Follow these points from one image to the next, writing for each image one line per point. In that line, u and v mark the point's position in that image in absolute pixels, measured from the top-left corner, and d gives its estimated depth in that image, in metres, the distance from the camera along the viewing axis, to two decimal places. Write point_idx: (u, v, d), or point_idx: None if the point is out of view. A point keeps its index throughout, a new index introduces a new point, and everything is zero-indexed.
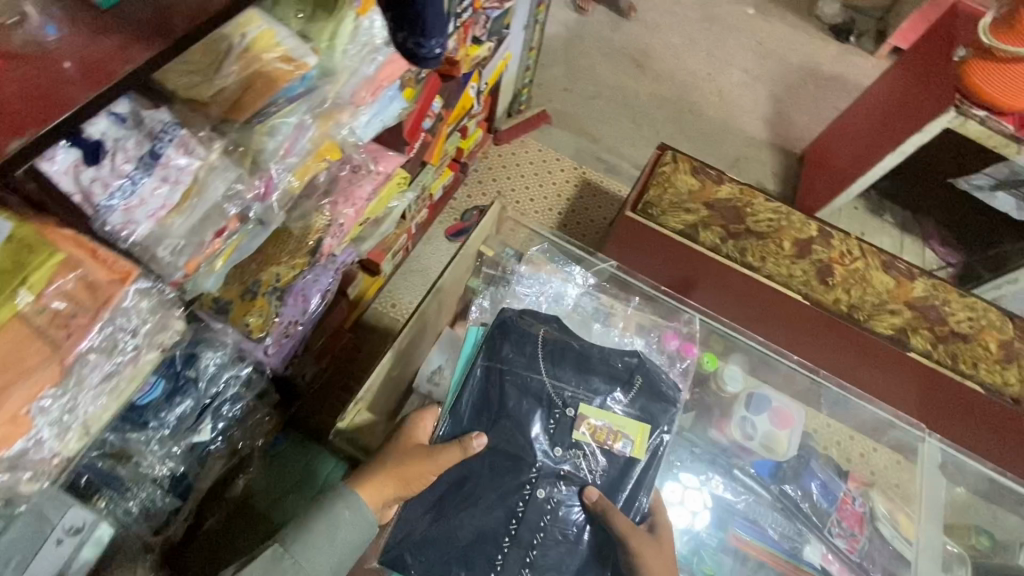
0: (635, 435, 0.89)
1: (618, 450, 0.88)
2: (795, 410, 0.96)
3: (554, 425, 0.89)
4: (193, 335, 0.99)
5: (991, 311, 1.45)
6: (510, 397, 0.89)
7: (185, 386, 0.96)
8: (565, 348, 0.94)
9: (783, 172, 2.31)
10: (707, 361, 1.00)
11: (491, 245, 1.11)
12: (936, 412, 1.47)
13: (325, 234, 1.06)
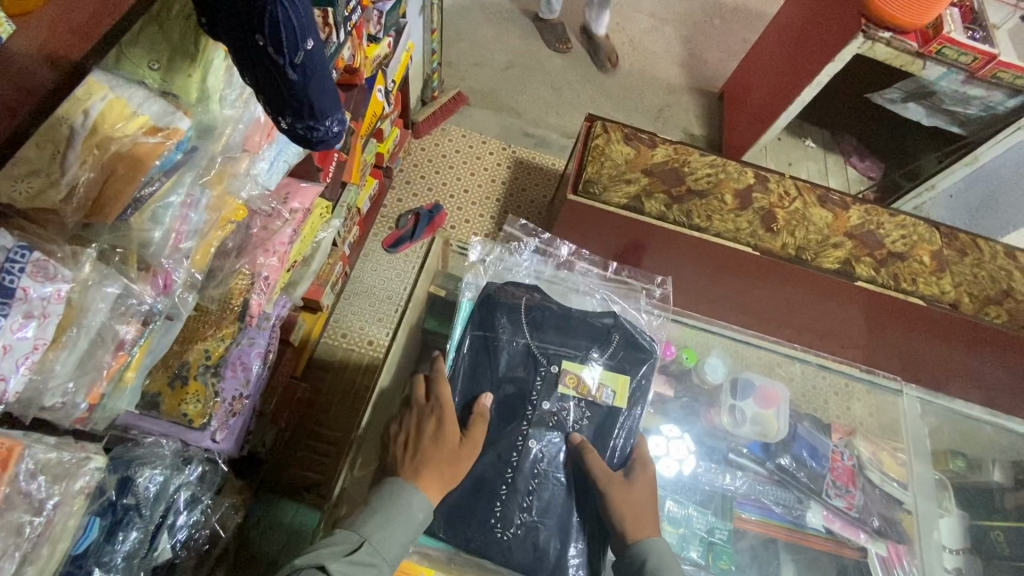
0: (619, 387, 0.86)
1: (604, 400, 0.85)
2: (774, 385, 0.96)
3: (539, 383, 0.85)
4: (119, 457, 0.85)
5: (919, 226, 1.53)
6: (493, 361, 0.85)
7: (127, 517, 0.81)
8: (545, 309, 0.90)
9: (706, 114, 2.31)
10: (686, 358, 0.97)
11: (442, 283, 1.00)
12: (885, 327, 1.55)
13: (250, 292, 0.94)
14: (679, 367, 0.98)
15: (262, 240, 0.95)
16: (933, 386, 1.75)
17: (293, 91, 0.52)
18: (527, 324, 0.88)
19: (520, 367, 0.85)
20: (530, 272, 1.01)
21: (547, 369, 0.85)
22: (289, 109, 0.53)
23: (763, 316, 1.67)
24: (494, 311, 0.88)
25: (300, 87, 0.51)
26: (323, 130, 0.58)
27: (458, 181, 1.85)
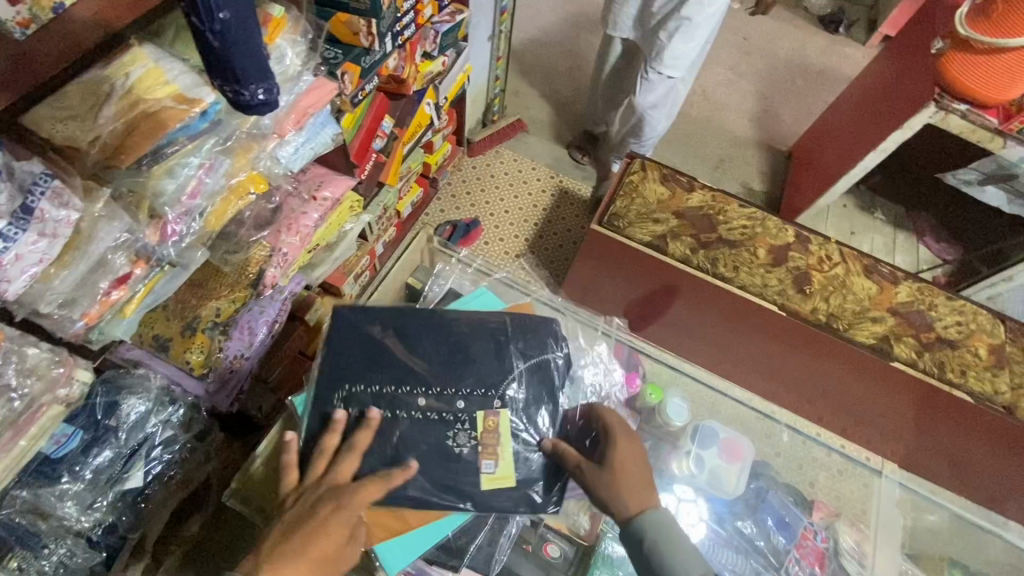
0: (508, 464, 0.76)
1: (492, 454, 0.76)
2: (739, 439, 0.90)
3: (473, 394, 0.78)
4: (114, 384, 0.97)
5: (980, 315, 1.38)
6: (466, 345, 0.81)
7: (104, 436, 0.92)
8: (551, 370, 0.82)
9: (771, 172, 2.24)
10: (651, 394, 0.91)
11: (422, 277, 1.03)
12: (931, 419, 1.39)
13: (266, 264, 1.02)
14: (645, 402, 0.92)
15: (289, 219, 1.04)
16: (986, 500, 1.54)
17: (215, 57, 0.54)
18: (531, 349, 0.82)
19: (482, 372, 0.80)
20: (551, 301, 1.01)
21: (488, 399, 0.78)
22: (215, 74, 0.56)
23: (791, 384, 1.57)
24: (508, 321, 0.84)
25: (223, 54, 0.54)
26: (252, 98, 0.59)
27: (501, 201, 1.91)
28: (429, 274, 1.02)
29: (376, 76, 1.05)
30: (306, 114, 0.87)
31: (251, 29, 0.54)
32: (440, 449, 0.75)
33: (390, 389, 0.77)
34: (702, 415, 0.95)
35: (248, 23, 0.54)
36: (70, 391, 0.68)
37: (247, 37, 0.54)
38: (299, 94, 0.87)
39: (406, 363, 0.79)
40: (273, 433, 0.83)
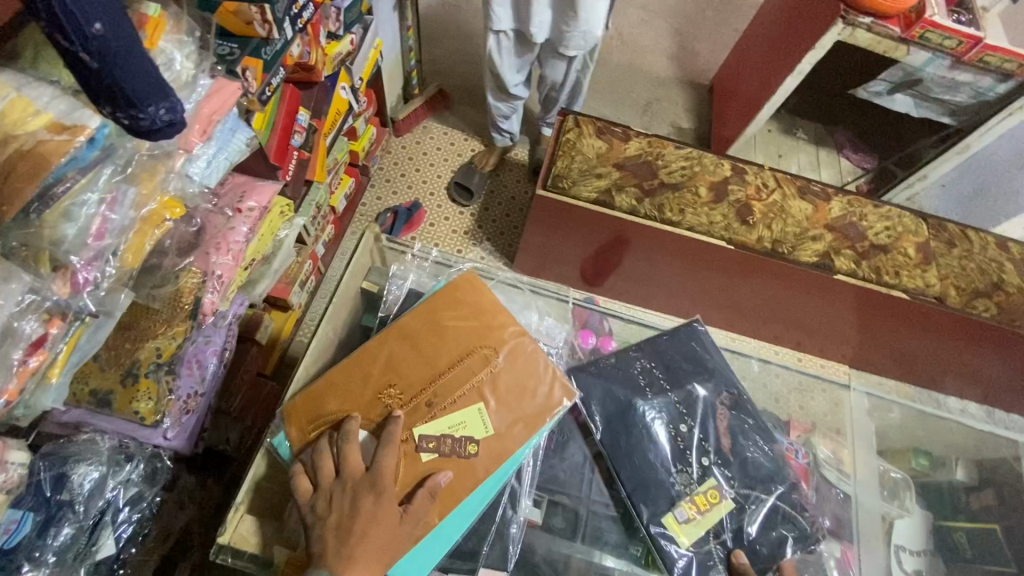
0: (716, 510, 0.81)
1: (698, 497, 0.82)
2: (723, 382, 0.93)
3: (687, 445, 0.86)
4: (56, 455, 0.90)
5: (905, 217, 1.48)
6: (684, 403, 0.89)
7: (60, 513, 0.86)
8: (747, 426, 0.88)
9: (696, 108, 2.27)
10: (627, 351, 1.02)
11: (375, 279, 0.97)
12: (873, 320, 1.50)
13: (201, 291, 0.94)
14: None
15: (216, 238, 0.96)
16: (927, 382, 1.70)
17: (97, 80, 0.49)
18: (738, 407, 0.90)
19: (708, 428, 0.87)
20: (529, 286, 1.00)
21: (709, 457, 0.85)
22: (102, 98, 0.51)
23: (748, 312, 1.64)
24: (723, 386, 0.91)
25: (105, 75, 0.49)
26: (154, 119, 0.55)
27: (438, 179, 1.84)
28: (383, 275, 0.98)
29: (280, 67, 0.96)
30: (212, 121, 0.79)
31: (132, 41, 0.50)
32: (654, 501, 0.81)
33: (642, 429, 0.86)
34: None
35: (132, 38, 0.50)
36: (6, 477, 0.63)
37: (131, 52, 0.49)
38: (199, 100, 0.78)
39: (650, 409, 0.88)
40: (256, 474, 0.79)
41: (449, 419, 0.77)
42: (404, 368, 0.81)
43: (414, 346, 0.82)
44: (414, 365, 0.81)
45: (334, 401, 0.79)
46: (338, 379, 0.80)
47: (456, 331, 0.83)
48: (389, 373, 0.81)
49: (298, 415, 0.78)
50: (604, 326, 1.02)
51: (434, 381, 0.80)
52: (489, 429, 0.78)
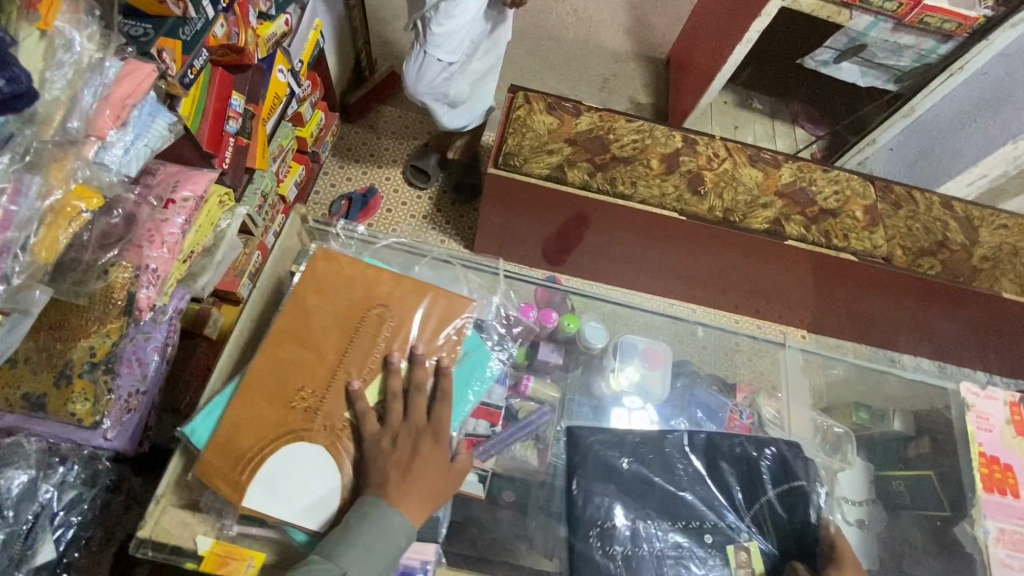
0: (756, 552, 0.74)
1: (743, 563, 0.73)
2: (659, 346, 0.95)
3: (682, 552, 0.74)
4: None
5: (853, 181, 1.51)
6: (618, 528, 0.74)
7: None
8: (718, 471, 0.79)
9: (653, 82, 2.27)
10: (568, 324, 0.97)
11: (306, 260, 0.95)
12: (829, 284, 1.53)
13: (135, 286, 0.91)
14: (564, 334, 0.98)
15: (150, 231, 0.93)
16: (882, 341, 1.75)
17: None
18: (604, 472, 0.78)
19: (670, 531, 0.75)
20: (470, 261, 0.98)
21: (700, 530, 0.75)
22: None
23: (707, 282, 1.66)
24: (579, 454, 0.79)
25: None
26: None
27: (393, 163, 1.81)
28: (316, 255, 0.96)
29: (204, 48, 0.91)
30: (124, 106, 0.76)
31: None
32: None
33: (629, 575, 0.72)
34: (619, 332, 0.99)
35: None
36: None
37: None
38: (110, 84, 0.74)
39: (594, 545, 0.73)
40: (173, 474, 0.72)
41: (378, 376, 0.73)
42: (325, 354, 0.74)
43: (320, 338, 0.74)
44: (309, 359, 0.73)
45: (246, 420, 0.69)
46: (238, 412, 0.70)
47: (333, 304, 0.76)
48: (293, 378, 0.72)
49: (217, 466, 0.67)
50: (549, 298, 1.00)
51: (340, 366, 0.73)
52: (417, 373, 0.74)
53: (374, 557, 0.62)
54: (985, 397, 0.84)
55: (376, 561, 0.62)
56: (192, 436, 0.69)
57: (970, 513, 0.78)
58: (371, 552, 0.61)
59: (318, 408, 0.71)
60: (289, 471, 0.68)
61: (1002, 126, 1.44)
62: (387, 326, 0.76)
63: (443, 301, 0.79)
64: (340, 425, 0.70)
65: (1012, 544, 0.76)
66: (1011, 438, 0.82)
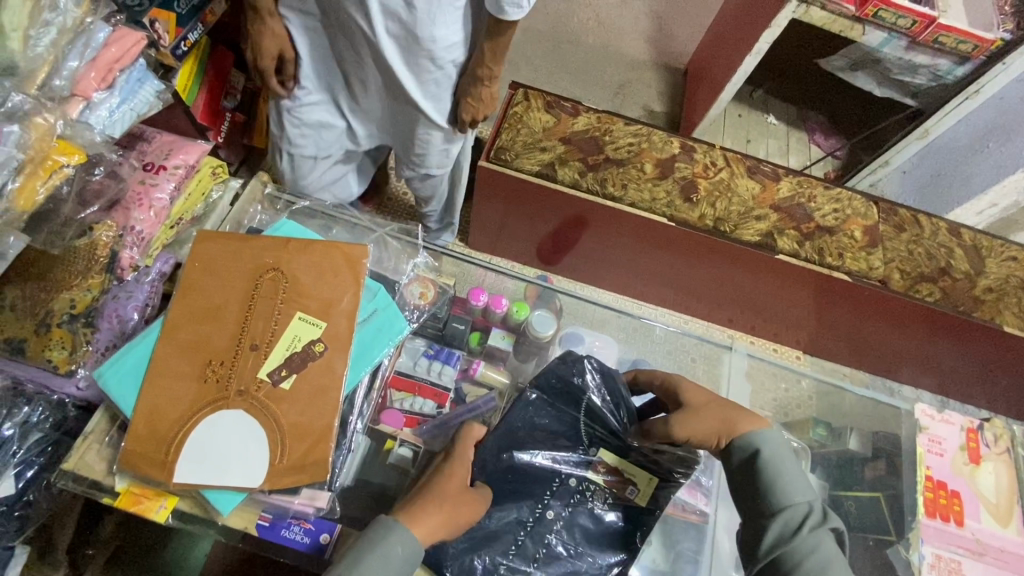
0: (607, 455, 0.79)
1: (608, 480, 0.78)
2: (604, 340, 0.98)
3: (571, 515, 0.76)
4: None
5: (854, 200, 1.46)
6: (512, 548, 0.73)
7: None
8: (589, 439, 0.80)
9: (670, 91, 2.22)
10: (517, 311, 0.98)
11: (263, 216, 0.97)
12: (828, 304, 1.48)
13: (118, 246, 0.97)
14: (513, 321, 0.98)
15: (138, 195, 1.01)
16: (884, 371, 1.67)
17: None
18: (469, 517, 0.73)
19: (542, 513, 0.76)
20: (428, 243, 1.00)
21: (563, 482, 0.77)
22: None
23: (701, 294, 1.62)
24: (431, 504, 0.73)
25: None
26: None
27: None
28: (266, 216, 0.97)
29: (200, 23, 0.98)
30: (111, 70, 0.82)
31: None
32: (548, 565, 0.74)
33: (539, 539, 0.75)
34: (563, 323, 1.01)
35: None
36: None
37: None
38: (97, 48, 0.81)
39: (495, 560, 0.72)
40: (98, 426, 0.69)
41: (282, 338, 0.71)
42: (244, 317, 0.71)
43: (224, 308, 0.72)
44: (220, 325, 0.71)
45: (157, 391, 0.67)
46: (151, 378, 0.67)
47: (237, 267, 0.74)
48: (206, 344, 0.69)
49: (138, 449, 0.65)
50: (501, 287, 1.02)
51: (242, 334, 0.70)
52: (320, 321, 0.72)
53: (387, 569, 0.59)
54: (942, 421, 0.85)
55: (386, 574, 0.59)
56: (103, 382, 0.68)
57: (907, 536, 0.77)
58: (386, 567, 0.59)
59: (230, 375, 0.68)
60: (205, 439, 0.65)
61: (1015, 153, 1.39)
62: (283, 289, 0.73)
63: (336, 255, 0.76)
64: (255, 386, 0.68)
65: (946, 572, 0.74)
66: (961, 464, 0.82)
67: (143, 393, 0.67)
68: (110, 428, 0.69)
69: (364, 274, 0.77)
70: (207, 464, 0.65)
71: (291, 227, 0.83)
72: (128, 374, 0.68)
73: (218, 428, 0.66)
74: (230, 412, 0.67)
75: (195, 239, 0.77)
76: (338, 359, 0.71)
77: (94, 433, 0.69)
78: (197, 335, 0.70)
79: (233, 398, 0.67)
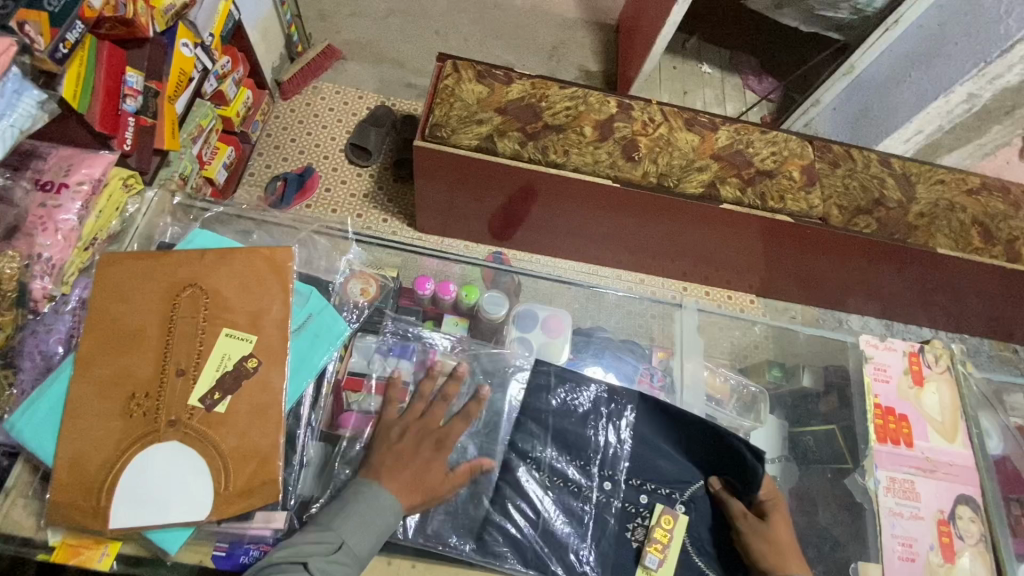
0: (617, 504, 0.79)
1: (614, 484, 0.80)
2: (561, 314, 0.96)
3: (616, 509, 0.79)
4: None
5: (790, 142, 1.49)
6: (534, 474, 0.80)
7: None
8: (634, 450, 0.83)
9: (604, 48, 2.16)
10: (466, 294, 0.97)
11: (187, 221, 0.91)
12: (776, 246, 1.51)
13: (26, 277, 0.83)
14: (464, 305, 0.97)
15: (40, 219, 0.87)
16: (830, 303, 1.75)
17: None
18: (577, 427, 0.83)
19: (603, 483, 0.80)
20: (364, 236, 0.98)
21: (636, 489, 0.80)
22: None
23: (654, 251, 1.63)
24: (557, 417, 0.84)
25: None
26: None
27: (332, 142, 1.76)
28: (185, 227, 0.90)
29: (80, 19, 0.88)
30: None
31: None
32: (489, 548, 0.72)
33: (580, 495, 0.79)
34: (519, 302, 0.99)
35: None
36: None
37: None
38: None
39: (539, 472, 0.80)
40: (19, 477, 0.64)
41: (210, 358, 0.67)
42: (168, 341, 0.67)
43: (145, 333, 0.67)
44: (141, 356, 0.66)
45: (82, 434, 0.62)
46: (72, 423, 0.63)
47: (152, 290, 0.69)
48: (128, 377, 0.65)
49: (66, 500, 0.60)
50: (448, 272, 1.01)
51: (167, 361, 0.66)
52: (250, 335, 0.69)
53: (368, 527, 0.66)
54: (885, 349, 0.91)
55: (366, 534, 0.65)
56: (14, 430, 0.62)
57: (863, 464, 0.83)
58: (368, 523, 0.66)
59: (158, 407, 0.64)
60: (141, 481, 0.62)
61: (935, 80, 1.43)
62: (203, 306, 0.69)
63: (260, 264, 0.73)
64: (188, 414, 0.64)
65: (901, 492, 0.81)
66: (906, 388, 0.88)
67: (63, 440, 0.62)
68: (33, 479, 0.64)
69: (292, 281, 0.74)
70: (145, 506, 0.61)
71: (206, 238, 0.78)
72: (45, 418, 0.64)
73: (151, 465, 0.62)
74: (162, 446, 0.63)
75: (102, 263, 0.71)
76: (275, 372, 0.68)
77: (17, 483, 0.64)
78: (115, 368, 0.65)
79: (163, 432, 0.63)
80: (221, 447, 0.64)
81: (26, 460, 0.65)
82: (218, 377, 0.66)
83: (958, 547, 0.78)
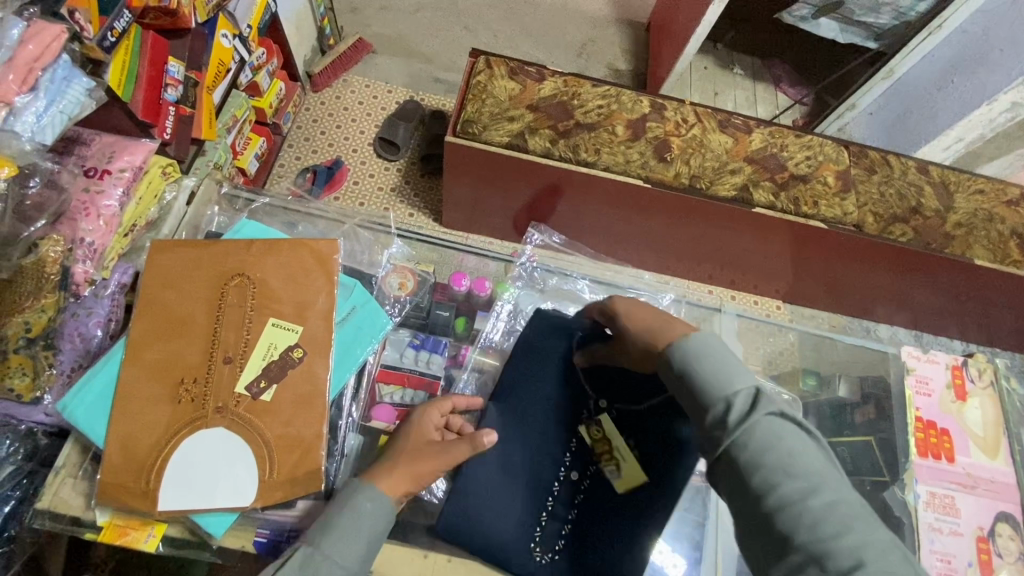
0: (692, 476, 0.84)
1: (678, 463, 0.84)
2: None
3: (593, 483, 0.75)
4: None
5: (826, 146, 1.46)
6: None
7: None
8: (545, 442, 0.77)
9: (634, 47, 2.14)
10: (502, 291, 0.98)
11: (226, 211, 0.92)
12: (807, 253, 1.49)
13: (69, 260, 0.84)
14: None
15: (83, 204, 0.88)
16: (858, 311, 1.72)
17: None
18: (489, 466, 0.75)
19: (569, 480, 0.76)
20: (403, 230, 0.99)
21: (583, 450, 0.77)
22: None
23: (681, 254, 1.62)
24: (493, 472, 0.75)
25: None
26: None
27: (361, 136, 1.77)
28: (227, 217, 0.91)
29: (126, 9, 0.89)
30: (31, 70, 0.75)
31: None
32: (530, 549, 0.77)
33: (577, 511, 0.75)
34: None
35: None
36: None
37: None
38: (12, 46, 0.74)
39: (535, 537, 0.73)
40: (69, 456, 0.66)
41: (257, 347, 0.68)
42: (215, 328, 0.68)
43: (194, 319, 0.68)
44: (189, 343, 0.67)
45: (132, 418, 0.64)
46: (122, 407, 0.64)
47: (199, 278, 0.70)
48: (175, 363, 0.66)
49: (116, 482, 0.61)
50: (482, 269, 1.02)
51: (215, 349, 0.67)
52: (296, 326, 0.70)
53: (357, 537, 0.61)
54: (928, 361, 0.88)
55: (354, 543, 0.61)
56: (66, 411, 0.64)
57: (901, 477, 0.81)
58: (355, 534, 0.61)
59: (205, 394, 0.65)
60: (188, 467, 0.63)
61: (979, 87, 1.39)
62: (249, 294, 0.70)
63: (305, 255, 0.73)
64: (234, 402, 0.65)
65: (940, 507, 0.79)
66: (949, 402, 0.86)
67: (113, 423, 0.63)
68: (82, 460, 0.66)
69: (337, 274, 0.74)
70: (193, 490, 0.62)
71: (251, 229, 0.80)
72: (97, 401, 0.65)
73: (200, 451, 0.63)
74: (208, 433, 0.64)
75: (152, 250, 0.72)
76: (318, 362, 0.69)
77: (67, 463, 0.65)
78: (163, 353, 0.67)
79: (211, 418, 0.64)
80: (265, 437, 0.65)
81: (77, 440, 0.67)
82: (264, 366, 0.67)
83: (997, 564, 0.76)
